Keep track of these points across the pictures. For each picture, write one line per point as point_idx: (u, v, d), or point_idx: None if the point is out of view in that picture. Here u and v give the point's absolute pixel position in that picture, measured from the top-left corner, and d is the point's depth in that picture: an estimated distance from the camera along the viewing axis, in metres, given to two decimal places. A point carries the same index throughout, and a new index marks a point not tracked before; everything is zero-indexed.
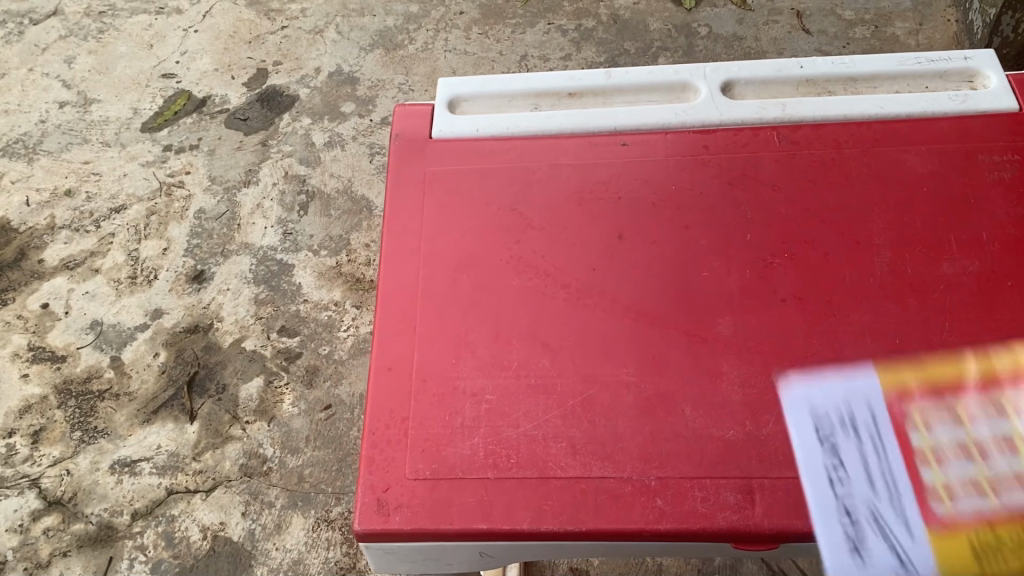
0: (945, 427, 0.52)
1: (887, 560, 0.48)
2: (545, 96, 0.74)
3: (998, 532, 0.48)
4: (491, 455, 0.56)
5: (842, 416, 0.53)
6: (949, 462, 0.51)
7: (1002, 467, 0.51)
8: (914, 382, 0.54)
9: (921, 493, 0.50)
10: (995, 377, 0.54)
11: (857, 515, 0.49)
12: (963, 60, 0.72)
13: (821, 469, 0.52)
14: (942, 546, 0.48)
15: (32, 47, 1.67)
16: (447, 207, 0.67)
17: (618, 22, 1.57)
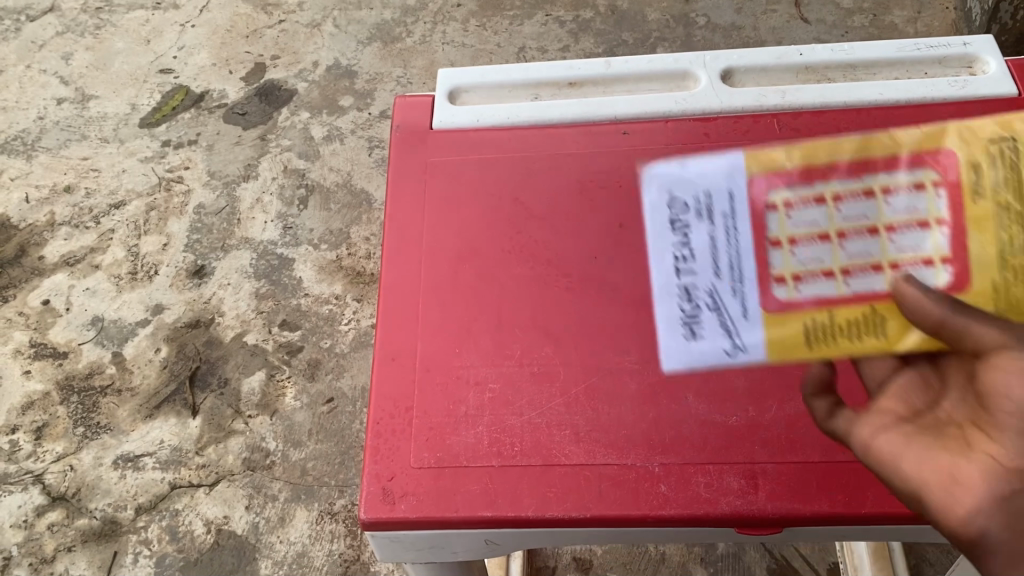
0: (804, 208, 0.48)
1: (718, 345, 0.49)
2: (545, 86, 0.74)
3: (835, 319, 0.47)
4: (495, 443, 0.57)
5: (700, 196, 0.50)
6: (801, 242, 0.48)
7: (855, 247, 0.48)
8: (779, 163, 0.49)
9: (767, 274, 0.48)
10: (871, 154, 0.49)
11: (695, 295, 0.49)
12: (962, 46, 0.71)
13: (670, 250, 0.50)
14: (774, 332, 0.48)
15: (29, 44, 1.66)
16: (448, 197, 0.67)
17: (616, 13, 1.57)
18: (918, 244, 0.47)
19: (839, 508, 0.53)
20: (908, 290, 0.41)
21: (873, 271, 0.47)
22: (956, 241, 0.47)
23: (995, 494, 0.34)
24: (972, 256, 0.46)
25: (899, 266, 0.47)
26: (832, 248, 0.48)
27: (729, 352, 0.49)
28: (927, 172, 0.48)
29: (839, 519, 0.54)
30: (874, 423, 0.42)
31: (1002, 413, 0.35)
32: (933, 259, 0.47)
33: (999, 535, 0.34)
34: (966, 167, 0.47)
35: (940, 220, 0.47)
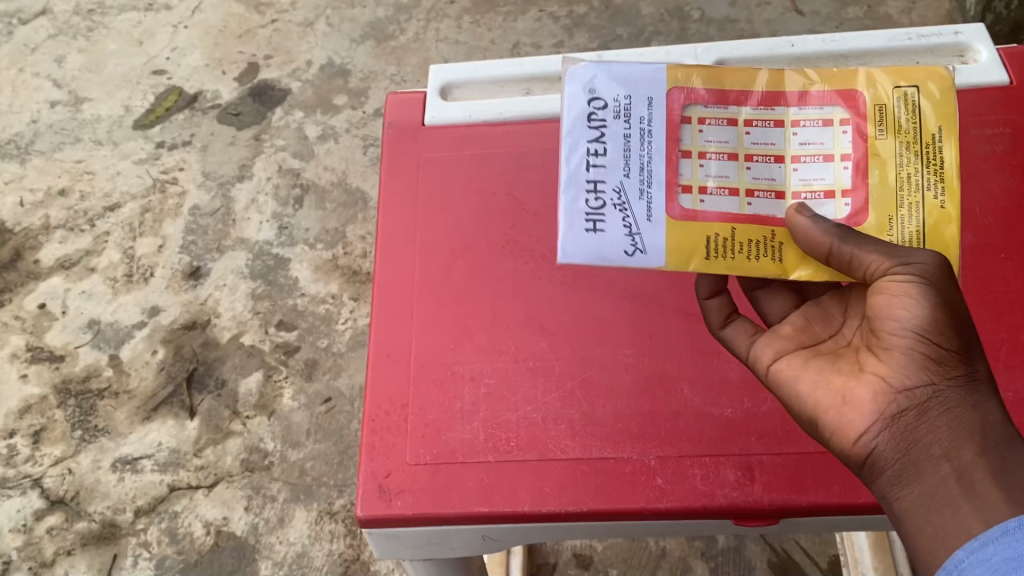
0: (717, 127, 0.52)
1: (620, 239, 0.51)
2: (537, 81, 0.74)
3: (734, 238, 0.51)
4: (491, 439, 0.57)
5: (619, 97, 0.53)
6: (710, 159, 0.52)
7: (761, 168, 0.52)
8: (698, 81, 0.53)
9: (673, 182, 0.52)
10: (785, 87, 0.53)
11: (602, 190, 0.51)
12: (954, 35, 0.71)
13: (584, 142, 0.52)
14: (676, 238, 0.51)
15: (21, 48, 1.66)
16: (442, 192, 0.67)
17: (609, 8, 1.57)
18: (817, 172, 0.52)
19: (835, 499, 0.53)
20: (800, 219, 0.49)
21: (775, 197, 0.51)
22: (857, 174, 0.51)
23: (883, 409, 0.45)
24: (869, 190, 0.51)
25: (799, 194, 0.51)
26: (739, 167, 0.52)
27: (628, 250, 0.51)
28: (836, 109, 0.52)
29: (837, 509, 0.53)
30: (778, 350, 0.52)
31: (892, 339, 0.46)
32: (834, 191, 0.51)
33: (886, 447, 0.45)
34: (872, 107, 0.52)
35: (844, 155, 0.52)
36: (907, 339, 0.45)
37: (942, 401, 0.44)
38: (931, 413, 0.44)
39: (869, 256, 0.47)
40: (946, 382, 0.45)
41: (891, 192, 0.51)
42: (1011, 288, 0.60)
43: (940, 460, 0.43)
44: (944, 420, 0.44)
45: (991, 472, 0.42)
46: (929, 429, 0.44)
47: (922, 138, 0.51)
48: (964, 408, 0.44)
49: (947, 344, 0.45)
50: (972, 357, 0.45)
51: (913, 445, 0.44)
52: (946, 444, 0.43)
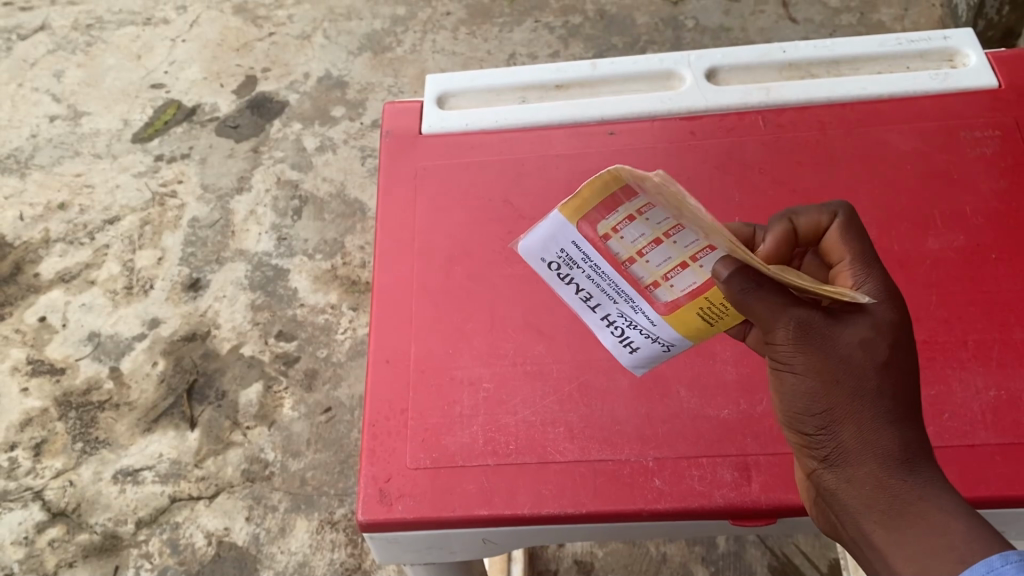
0: (629, 228, 0.48)
1: (654, 347, 0.54)
2: (532, 88, 0.78)
3: (713, 300, 0.49)
4: (490, 442, 0.58)
5: (557, 254, 0.51)
6: (649, 253, 0.49)
7: (686, 239, 0.47)
8: (584, 207, 0.49)
9: (648, 287, 0.50)
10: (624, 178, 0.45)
11: (612, 321, 0.54)
12: (942, 40, 0.75)
13: (571, 297, 0.54)
14: (680, 326, 0.51)
15: (20, 63, 1.67)
16: (440, 200, 0.70)
17: (604, 18, 1.58)
18: None
19: None
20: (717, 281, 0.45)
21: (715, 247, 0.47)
22: None
23: (810, 498, 0.50)
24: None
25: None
26: (672, 246, 0.48)
27: (664, 348, 0.54)
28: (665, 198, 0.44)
29: None
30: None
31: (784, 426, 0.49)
32: None
33: (822, 525, 0.49)
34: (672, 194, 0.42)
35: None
36: (788, 427, 0.48)
37: (828, 486, 0.47)
38: (826, 497, 0.47)
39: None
40: (823, 465, 0.47)
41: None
42: (1003, 288, 0.61)
43: (850, 543, 0.46)
44: (836, 504, 0.46)
45: (892, 553, 0.44)
46: (832, 514, 0.47)
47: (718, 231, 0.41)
48: (843, 487, 0.46)
49: (810, 426, 0.46)
50: (831, 430, 0.45)
51: (831, 526, 0.48)
52: (847, 529, 0.46)
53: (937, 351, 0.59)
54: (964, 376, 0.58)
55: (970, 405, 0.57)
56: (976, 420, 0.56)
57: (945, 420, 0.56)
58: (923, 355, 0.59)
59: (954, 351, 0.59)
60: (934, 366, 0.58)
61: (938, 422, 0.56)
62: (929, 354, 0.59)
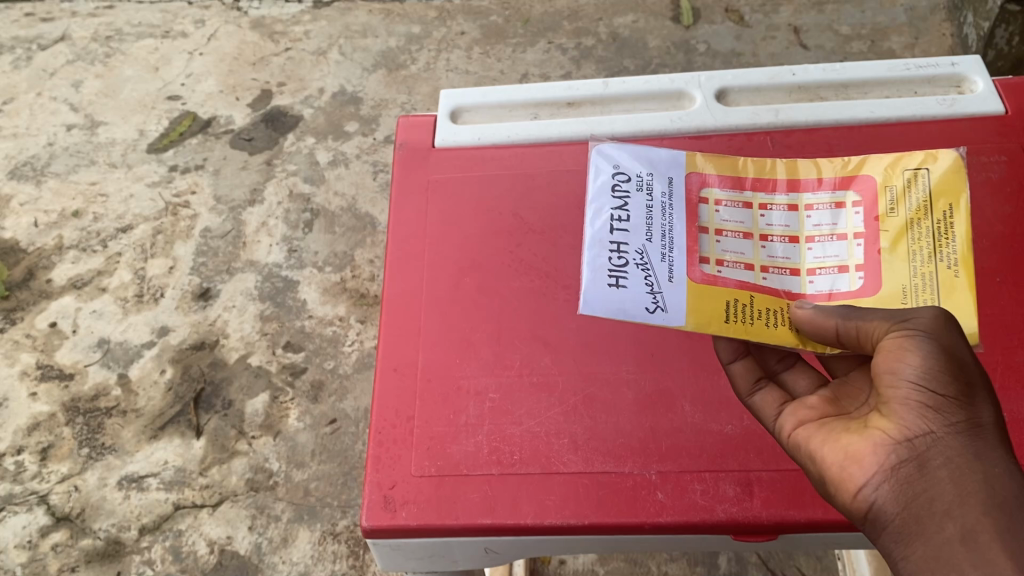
0: (732, 209, 0.62)
1: (641, 299, 0.55)
2: (544, 106, 0.80)
3: (755, 304, 0.56)
4: (495, 452, 0.60)
5: (641, 176, 0.62)
6: (729, 238, 0.60)
7: (772, 249, 0.60)
8: (711, 170, 0.63)
9: (697, 256, 0.59)
10: (802, 174, 0.63)
11: (624, 251, 0.57)
12: (950, 66, 0.77)
13: (610, 211, 0.60)
14: (695, 297, 0.56)
15: (40, 73, 1.69)
16: (450, 211, 0.72)
17: (617, 40, 1.60)
18: (833, 252, 0.60)
19: (833, 515, 0.55)
20: (802, 311, 0.53)
21: (789, 272, 0.59)
22: (868, 250, 0.59)
23: (885, 464, 0.44)
24: (881, 265, 0.59)
25: (815, 271, 0.59)
26: (754, 245, 0.60)
27: (647, 307, 0.55)
28: (847, 194, 0.62)
29: (835, 525, 0.55)
30: (799, 418, 0.52)
31: (890, 392, 0.46)
32: (847, 265, 0.59)
33: (886, 500, 0.44)
34: (881, 188, 0.61)
35: (856, 233, 0.60)
36: (904, 389, 0.45)
37: (943, 451, 0.43)
38: (933, 465, 0.43)
39: (868, 324, 0.48)
40: (944, 430, 0.44)
41: (903, 265, 0.58)
42: (1006, 313, 0.61)
43: (941, 516, 0.42)
44: (945, 471, 0.43)
45: (997, 534, 0.40)
46: (936, 483, 0.43)
47: (932, 215, 0.60)
48: (966, 459, 0.43)
49: (946, 390, 0.44)
50: (973, 400, 0.44)
51: (911, 499, 0.43)
52: (949, 499, 0.42)
53: None
54: None
55: None
56: None
57: None
58: None
59: None
60: None
61: None
62: None
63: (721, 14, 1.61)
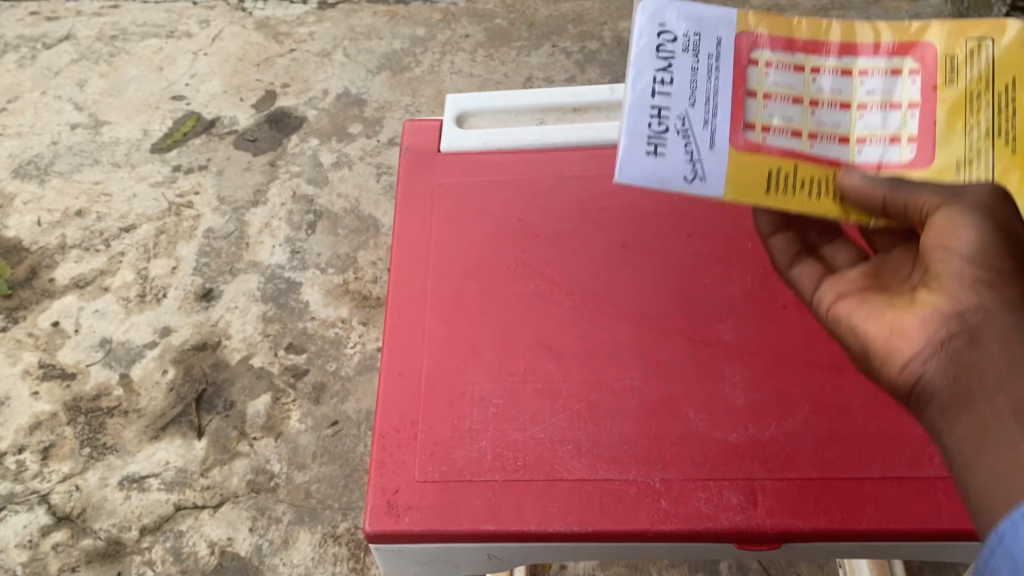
0: (783, 71, 0.58)
1: (678, 168, 0.55)
2: (551, 111, 0.80)
3: (800, 171, 0.55)
4: (499, 458, 0.61)
5: (688, 34, 0.58)
6: (776, 103, 0.57)
7: (823, 115, 0.57)
8: (762, 30, 0.59)
9: (742, 122, 0.57)
10: (857, 38, 0.59)
11: (666, 116, 0.56)
12: None
13: (652, 72, 0.57)
14: (738, 165, 0.55)
15: (44, 72, 1.70)
16: (456, 216, 0.72)
17: (621, 45, 1.60)
18: (884, 122, 0.57)
19: (836, 524, 0.57)
20: (853, 174, 0.53)
21: (838, 141, 0.57)
22: (922, 123, 0.57)
23: (934, 336, 0.48)
24: (934, 138, 0.57)
25: (864, 139, 0.57)
26: (804, 110, 0.57)
27: (687, 177, 0.54)
28: (903, 63, 0.58)
29: (838, 534, 0.57)
30: (837, 291, 0.57)
31: (942, 268, 0.50)
32: (898, 136, 0.57)
33: (934, 372, 0.48)
34: (938, 61, 0.58)
35: (910, 104, 0.57)
36: (957, 265, 0.49)
37: (992, 325, 0.47)
38: (982, 337, 0.47)
39: (919, 197, 0.52)
40: (995, 305, 0.48)
41: (958, 142, 0.56)
42: None
43: (992, 389, 0.46)
44: (995, 342, 0.47)
45: None
46: (986, 354, 0.47)
47: (991, 91, 0.57)
48: (1017, 335, 0.47)
49: (994, 266, 0.49)
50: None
51: (960, 369, 0.47)
52: (1001, 369, 0.46)
53: None
54: None
55: None
56: None
57: None
58: None
59: None
60: None
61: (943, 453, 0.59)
62: None
63: None
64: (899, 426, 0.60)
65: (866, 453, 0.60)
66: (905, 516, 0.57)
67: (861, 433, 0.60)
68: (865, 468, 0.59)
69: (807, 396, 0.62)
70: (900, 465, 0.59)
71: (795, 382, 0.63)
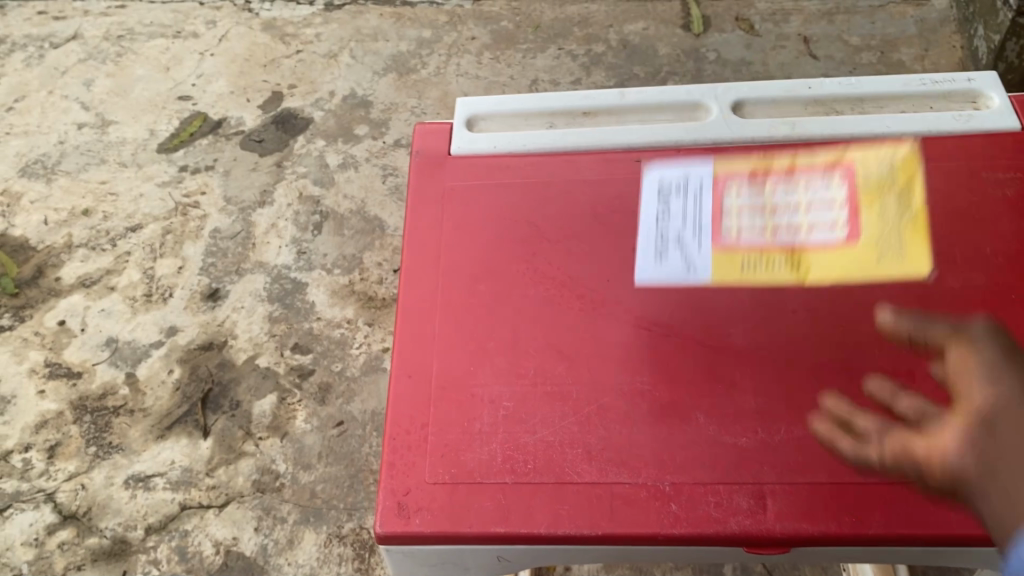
0: (747, 193, 0.73)
1: (677, 266, 0.69)
2: (561, 115, 0.81)
3: (763, 262, 0.69)
4: (508, 460, 0.62)
5: (680, 177, 0.74)
6: (745, 210, 0.72)
7: (780, 219, 0.71)
8: (728, 167, 0.74)
9: (721, 228, 0.71)
10: (799, 163, 0.73)
11: (666, 235, 0.71)
12: (966, 82, 0.78)
13: (654, 205, 0.73)
14: (720, 263, 0.69)
15: (52, 71, 1.70)
16: (467, 218, 0.74)
17: (627, 47, 1.60)
18: (829, 215, 0.70)
19: (847, 529, 0.58)
20: (883, 313, 0.58)
21: (795, 232, 0.70)
22: (855, 215, 0.70)
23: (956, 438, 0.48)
24: (862, 226, 0.69)
25: (814, 228, 0.69)
26: (765, 217, 0.71)
27: (685, 272, 0.69)
28: (835, 175, 0.72)
29: (849, 540, 0.58)
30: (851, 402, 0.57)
31: (958, 385, 0.51)
32: (839, 225, 0.69)
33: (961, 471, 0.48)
34: (860, 171, 0.72)
35: (844, 202, 0.70)
36: (972, 379, 0.50)
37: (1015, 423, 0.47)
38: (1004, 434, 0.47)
39: (937, 334, 0.54)
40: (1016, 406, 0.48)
41: (878, 225, 0.69)
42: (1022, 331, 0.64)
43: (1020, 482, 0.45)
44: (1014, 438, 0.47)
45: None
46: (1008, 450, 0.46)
47: (899, 193, 0.70)
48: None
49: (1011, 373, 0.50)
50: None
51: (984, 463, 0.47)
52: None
53: None
54: None
55: None
56: None
57: None
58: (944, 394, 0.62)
59: None
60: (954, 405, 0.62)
61: None
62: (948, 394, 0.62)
63: (731, 23, 1.61)
64: None
65: None
66: (917, 523, 0.57)
67: None
68: (877, 473, 0.59)
69: (819, 401, 0.62)
70: None
71: (806, 386, 0.63)
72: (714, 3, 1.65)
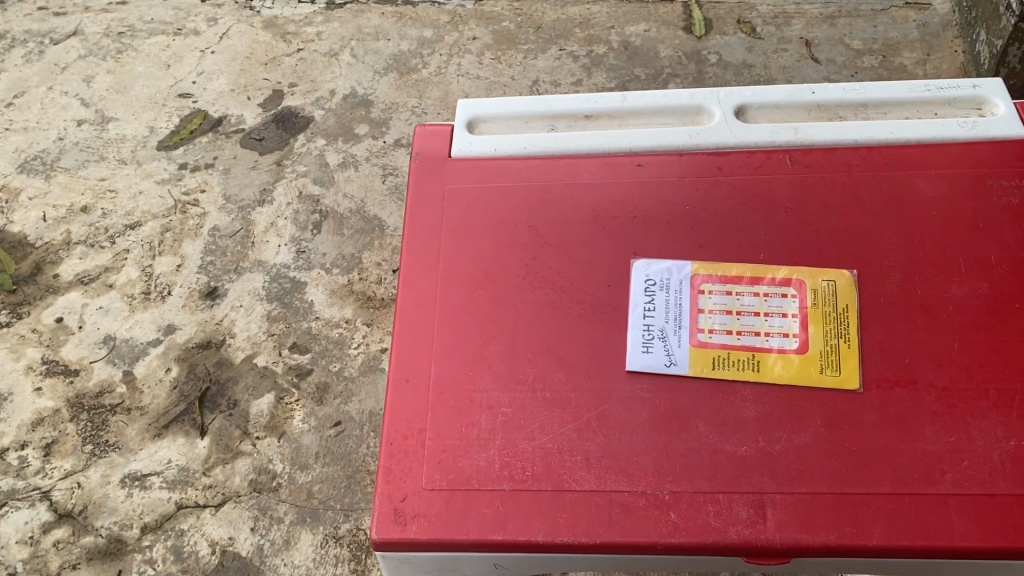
0: (719, 296, 0.72)
1: (658, 358, 0.68)
2: (563, 117, 0.85)
3: (731, 358, 0.68)
4: (506, 467, 0.65)
5: (664, 276, 0.72)
6: (716, 314, 0.71)
7: (741, 324, 0.70)
8: (703, 268, 0.73)
9: (694, 328, 0.70)
10: (765, 270, 0.72)
11: (651, 327, 0.70)
12: (971, 89, 0.82)
13: (640, 300, 0.71)
14: (697, 360, 0.68)
15: (52, 67, 1.70)
16: (469, 223, 0.77)
17: (628, 49, 1.60)
18: (781, 325, 0.70)
19: (845, 540, 0.61)
20: None
21: (755, 337, 0.70)
22: (800, 329, 0.70)
23: None
24: (808, 342, 0.69)
25: (767, 335, 0.70)
26: (731, 320, 0.71)
27: (665, 363, 0.68)
28: (788, 289, 0.71)
29: (847, 549, 0.61)
30: None
31: None
32: (788, 333, 0.70)
33: None
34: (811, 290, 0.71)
35: (793, 314, 0.70)
36: None
37: None
38: None
39: None
40: None
41: (821, 340, 0.69)
42: None
43: None
44: None
45: None
46: None
47: (842, 312, 0.69)
48: None
49: None
50: None
51: None
52: None
53: (959, 400, 0.65)
54: (986, 424, 0.64)
55: (990, 455, 0.63)
56: (994, 469, 0.63)
57: (964, 467, 0.63)
58: (943, 402, 0.65)
59: (977, 401, 0.65)
60: (953, 413, 0.65)
61: (955, 469, 0.63)
62: (948, 401, 0.65)
63: (733, 25, 1.61)
64: (912, 442, 0.64)
65: (877, 468, 0.63)
66: (917, 533, 0.61)
67: (872, 447, 0.64)
68: (875, 483, 0.63)
69: (819, 412, 0.66)
70: (911, 481, 0.63)
71: (806, 398, 0.66)
72: (716, 6, 1.64)
